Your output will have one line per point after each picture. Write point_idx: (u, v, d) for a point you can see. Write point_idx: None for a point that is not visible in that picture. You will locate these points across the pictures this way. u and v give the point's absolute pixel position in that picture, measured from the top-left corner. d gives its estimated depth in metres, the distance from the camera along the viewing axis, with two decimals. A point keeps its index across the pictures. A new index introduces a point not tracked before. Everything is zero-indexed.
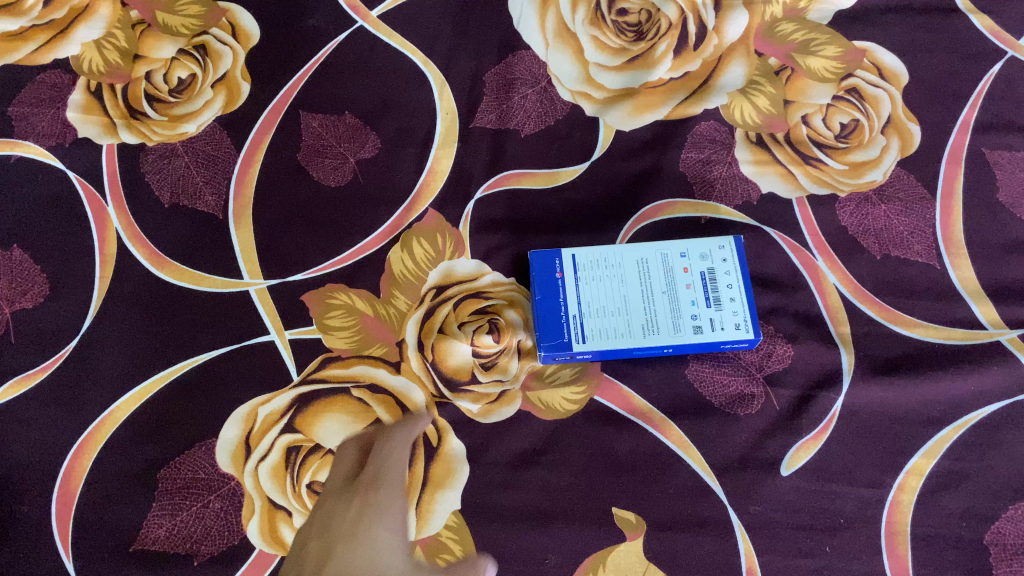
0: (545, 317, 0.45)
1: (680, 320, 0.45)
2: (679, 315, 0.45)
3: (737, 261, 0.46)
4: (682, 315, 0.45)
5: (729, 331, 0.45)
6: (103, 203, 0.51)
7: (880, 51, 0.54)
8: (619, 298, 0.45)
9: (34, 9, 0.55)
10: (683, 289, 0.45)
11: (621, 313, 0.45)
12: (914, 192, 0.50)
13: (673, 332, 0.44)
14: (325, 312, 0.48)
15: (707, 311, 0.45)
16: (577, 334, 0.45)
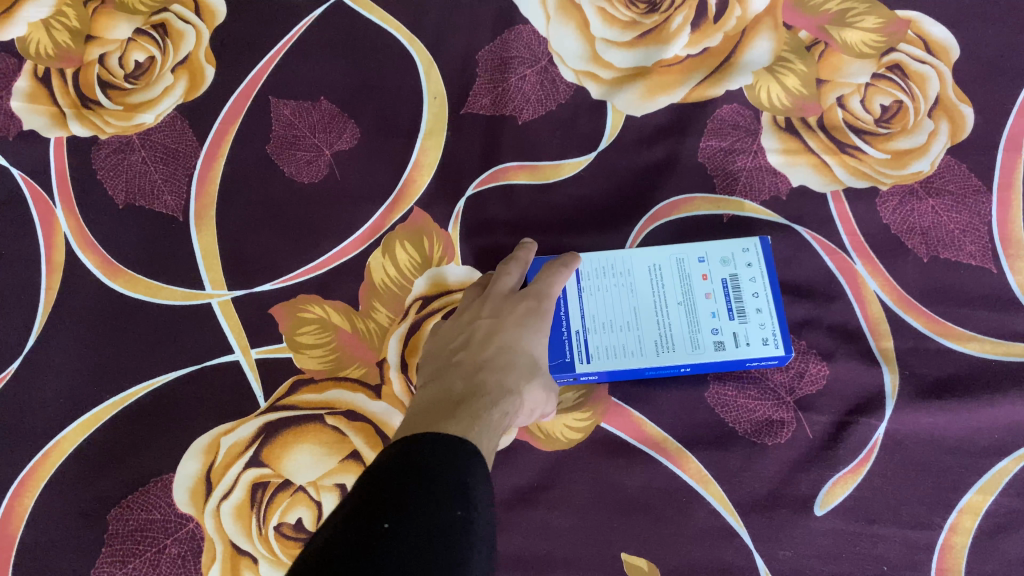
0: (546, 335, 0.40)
1: (699, 337, 0.39)
2: (696, 330, 0.39)
3: (765, 266, 0.40)
4: (700, 330, 0.39)
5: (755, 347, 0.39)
6: (50, 203, 0.45)
7: (927, 22, 0.47)
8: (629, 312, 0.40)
9: None
10: (703, 301, 0.39)
11: (630, 328, 0.39)
12: (967, 184, 0.44)
13: (691, 350, 0.39)
14: (296, 328, 0.42)
15: (730, 324, 0.39)
16: (581, 354, 0.39)
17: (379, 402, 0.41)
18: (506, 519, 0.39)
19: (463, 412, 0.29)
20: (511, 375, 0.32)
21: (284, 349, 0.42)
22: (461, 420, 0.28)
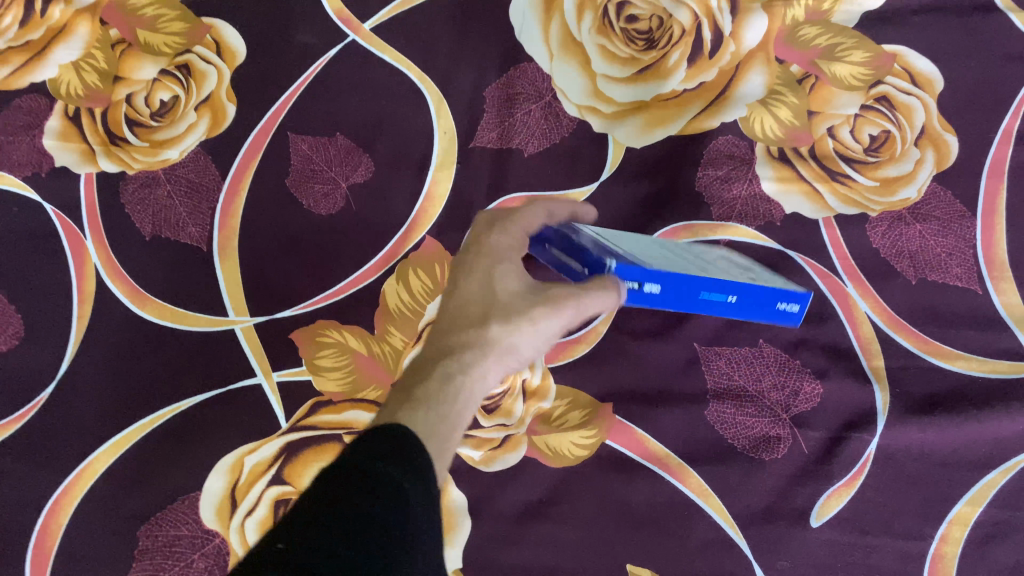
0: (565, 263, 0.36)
1: (729, 266, 0.39)
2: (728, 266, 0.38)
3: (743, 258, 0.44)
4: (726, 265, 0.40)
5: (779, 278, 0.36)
6: (81, 236, 0.48)
7: (912, 55, 0.49)
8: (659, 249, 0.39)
9: (9, 30, 0.53)
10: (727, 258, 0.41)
11: (664, 252, 0.39)
12: (953, 210, 0.46)
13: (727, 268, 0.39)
14: (315, 352, 0.45)
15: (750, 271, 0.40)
16: (629, 247, 0.37)
17: None
18: (517, 532, 0.41)
19: (416, 393, 0.32)
20: (475, 335, 0.35)
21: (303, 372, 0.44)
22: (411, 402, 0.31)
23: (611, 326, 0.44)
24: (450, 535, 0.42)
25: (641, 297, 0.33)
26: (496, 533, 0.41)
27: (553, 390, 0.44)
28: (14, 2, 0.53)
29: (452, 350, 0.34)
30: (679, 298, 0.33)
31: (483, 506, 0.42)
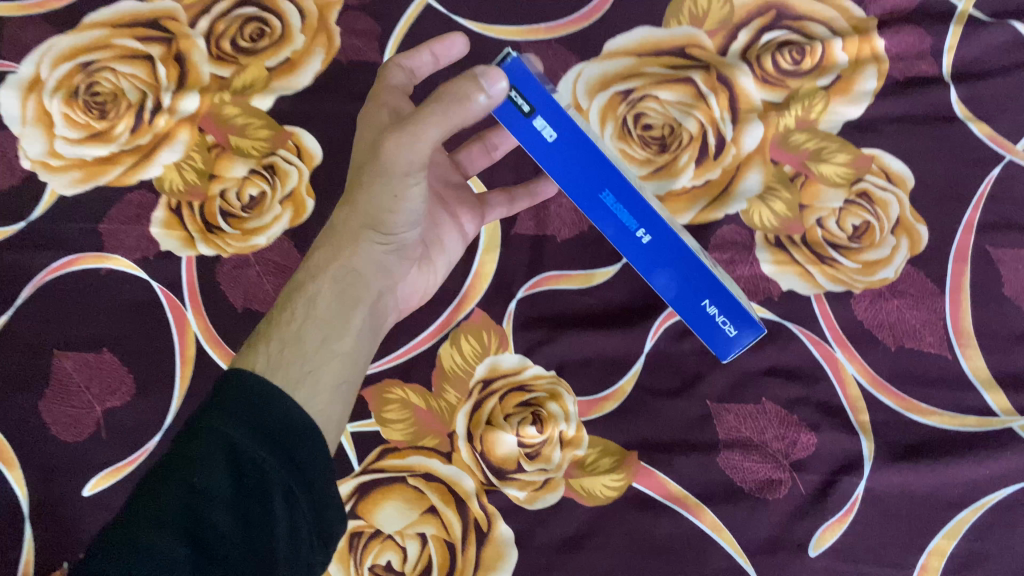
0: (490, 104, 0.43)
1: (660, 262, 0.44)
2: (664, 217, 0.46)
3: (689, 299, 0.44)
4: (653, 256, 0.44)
5: (731, 314, 0.44)
6: (183, 308, 0.56)
7: (887, 157, 0.58)
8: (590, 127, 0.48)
9: (122, 136, 0.63)
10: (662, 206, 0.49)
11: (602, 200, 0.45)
12: (925, 288, 0.54)
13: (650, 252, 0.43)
14: (382, 406, 0.52)
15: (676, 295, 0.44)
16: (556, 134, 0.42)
17: (450, 466, 0.51)
18: (557, 560, 0.48)
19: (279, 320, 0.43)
20: (322, 255, 0.45)
21: (372, 424, 0.52)
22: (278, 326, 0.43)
23: (636, 384, 0.52)
24: (500, 563, 0.48)
25: (546, 146, 0.42)
26: (539, 561, 0.48)
27: (586, 439, 0.51)
28: (127, 112, 0.63)
29: (308, 270, 0.45)
30: (577, 182, 0.43)
31: (527, 538, 0.49)
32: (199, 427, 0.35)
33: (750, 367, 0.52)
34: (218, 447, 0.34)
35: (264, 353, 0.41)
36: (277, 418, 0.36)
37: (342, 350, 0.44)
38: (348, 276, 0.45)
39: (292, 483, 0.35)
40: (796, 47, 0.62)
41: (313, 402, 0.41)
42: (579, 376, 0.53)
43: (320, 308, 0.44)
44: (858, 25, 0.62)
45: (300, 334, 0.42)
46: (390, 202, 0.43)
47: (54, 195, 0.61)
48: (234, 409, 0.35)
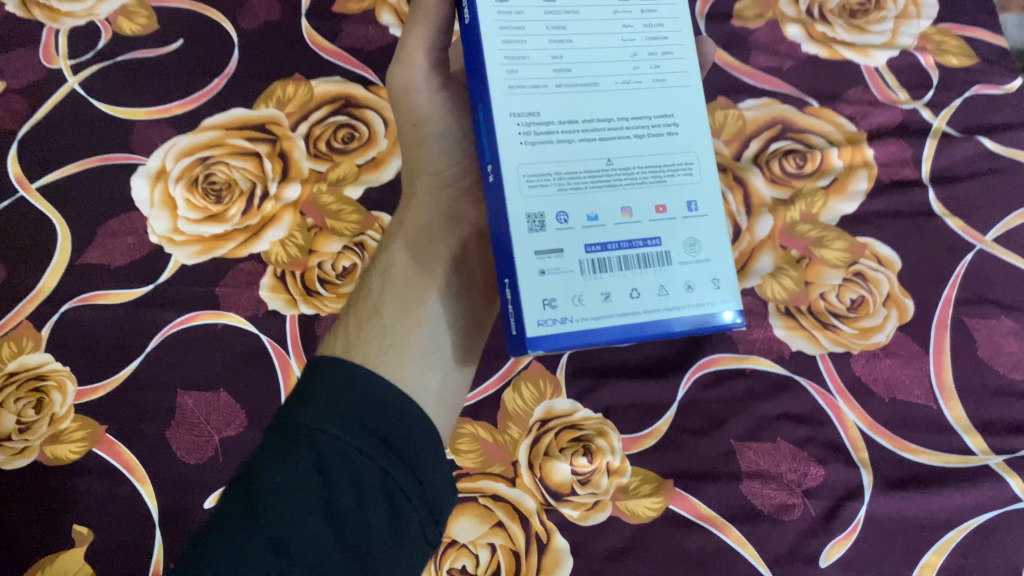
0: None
1: (579, 206, 0.40)
2: (566, 151, 0.40)
3: (619, 255, 0.40)
4: (582, 186, 0.40)
5: (536, 311, 0.38)
6: (287, 356, 0.68)
7: (878, 245, 0.70)
8: (608, 11, 0.42)
9: (235, 218, 0.74)
10: (634, 140, 0.41)
11: (570, 91, 0.41)
12: (913, 350, 0.65)
13: (553, 189, 0.40)
14: (456, 439, 0.62)
15: (591, 230, 0.40)
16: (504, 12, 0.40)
17: (514, 488, 0.60)
18: (607, 567, 0.57)
19: (361, 293, 0.53)
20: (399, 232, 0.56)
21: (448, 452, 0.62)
22: (362, 299, 0.52)
23: (670, 425, 0.62)
24: (558, 569, 0.57)
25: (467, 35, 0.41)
26: (591, 568, 0.57)
27: (629, 469, 0.61)
28: (238, 199, 0.75)
29: (383, 250, 0.56)
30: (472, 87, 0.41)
31: (580, 549, 0.58)
32: (290, 422, 0.38)
33: (767, 413, 0.62)
34: (303, 438, 0.38)
35: (350, 333, 0.49)
36: (365, 398, 0.40)
37: (427, 313, 0.51)
38: (415, 242, 0.55)
39: (383, 462, 0.38)
40: (797, 154, 0.76)
41: (412, 371, 0.48)
42: (622, 418, 0.63)
43: (395, 277, 0.52)
44: (849, 139, 0.77)
45: (380, 310, 0.50)
46: (422, 139, 0.56)
47: (177, 264, 0.72)
48: (318, 402, 0.39)
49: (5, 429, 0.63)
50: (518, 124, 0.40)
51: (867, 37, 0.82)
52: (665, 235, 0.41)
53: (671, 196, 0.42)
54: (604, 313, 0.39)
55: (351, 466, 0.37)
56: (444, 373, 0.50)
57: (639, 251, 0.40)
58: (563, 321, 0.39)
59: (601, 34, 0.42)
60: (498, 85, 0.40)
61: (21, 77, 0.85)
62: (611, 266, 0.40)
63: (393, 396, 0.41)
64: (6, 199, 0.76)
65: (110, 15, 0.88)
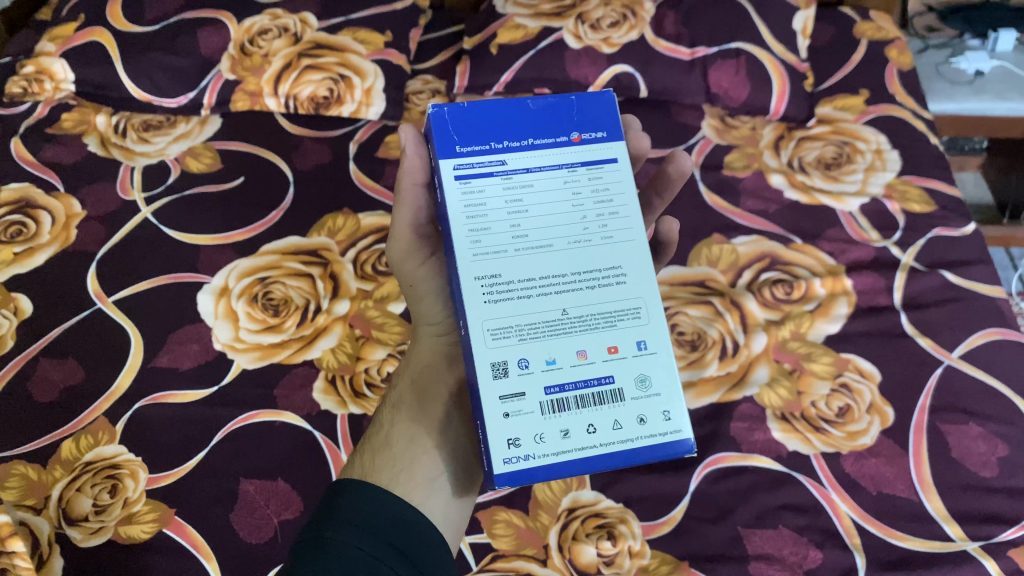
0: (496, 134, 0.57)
1: (541, 351, 0.50)
2: (527, 306, 0.51)
3: (575, 390, 0.49)
4: (543, 331, 0.50)
5: (500, 451, 0.47)
6: (338, 450, 0.75)
7: (859, 360, 0.80)
8: (559, 181, 0.54)
9: (290, 329, 0.84)
10: (587, 292, 0.52)
11: (528, 253, 0.52)
12: (894, 450, 0.73)
13: (515, 338, 0.50)
14: (492, 525, 0.69)
15: (553, 370, 0.49)
16: (465, 183, 0.53)
17: (546, 568, 0.66)
18: None
19: (372, 434, 0.60)
20: (401, 382, 0.64)
21: (484, 536, 0.68)
22: (372, 438, 0.59)
23: (684, 514, 0.70)
24: None
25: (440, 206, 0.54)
26: None
27: (649, 551, 0.67)
28: (294, 312, 0.85)
29: (391, 397, 0.64)
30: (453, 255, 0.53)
31: None
32: (320, 533, 0.45)
33: (769, 504, 0.70)
34: (334, 548, 0.44)
35: (364, 462, 0.56)
36: (382, 518, 0.47)
37: (432, 445, 0.57)
38: (422, 383, 0.62)
39: (402, 570, 0.45)
40: (785, 283, 0.87)
41: (423, 491, 0.54)
42: (640, 507, 0.70)
43: (404, 418, 0.60)
44: (830, 271, 0.89)
45: (391, 441, 0.58)
46: (420, 297, 0.65)
47: (239, 368, 0.81)
48: (345, 521, 0.46)
49: (83, 511, 0.70)
50: (482, 284, 0.51)
51: (840, 186, 0.98)
52: (618, 374, 0.50)
53: (623, 338, 0.51)
54: (564, 449, 0.48)
55: (376, 571, 0.43)
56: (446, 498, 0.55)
57: (594, 390, 0.49)
58: (527, 457, 0.48)
59: (551, 203, 0.54)
60: (463, 254, 0.51)
61: (98, 206, 0.96)
62: (569, 407, 0.49)
63: (405, 517, 0.48)
64: (83, 310, 0.85)
65: (178, 155, 1.03)
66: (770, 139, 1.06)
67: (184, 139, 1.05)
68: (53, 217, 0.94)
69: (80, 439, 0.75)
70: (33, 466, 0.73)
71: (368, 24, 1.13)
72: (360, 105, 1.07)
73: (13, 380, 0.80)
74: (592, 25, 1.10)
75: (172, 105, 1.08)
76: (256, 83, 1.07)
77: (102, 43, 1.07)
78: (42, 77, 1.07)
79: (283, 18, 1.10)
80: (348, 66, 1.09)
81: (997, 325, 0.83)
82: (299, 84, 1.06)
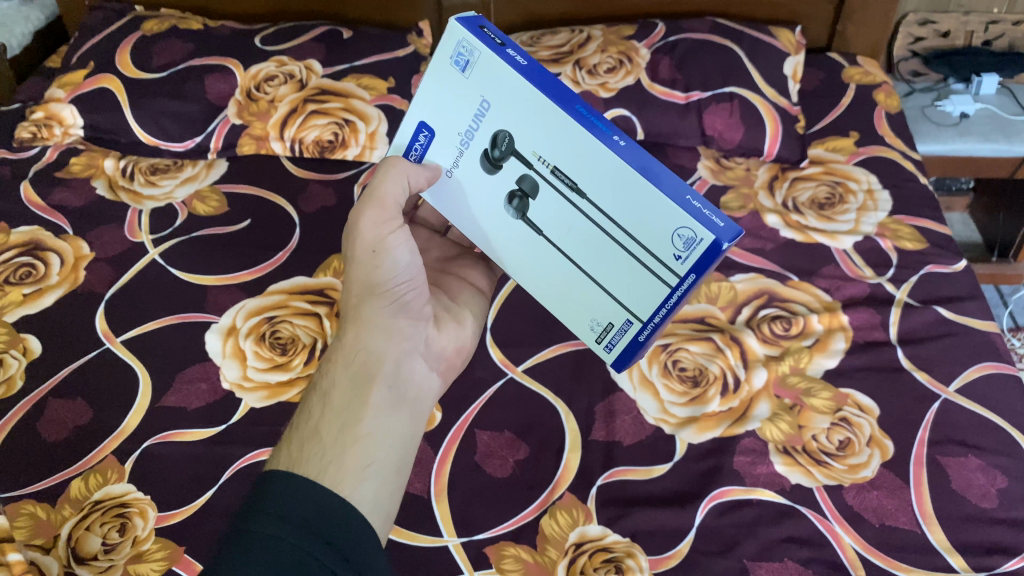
0: (445, 90, 0.59)
1: None
2: None
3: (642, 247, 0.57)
4: None
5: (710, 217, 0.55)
6: None
7: (858, 395, 0.82)
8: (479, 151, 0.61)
9: (297, 367, 0.84)
10: None
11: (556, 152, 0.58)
12: (895, 482, 0.74)
13: None
14: (501, 559, 0.69)
15: None
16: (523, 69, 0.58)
17: None
18: None
19: (300, 421, 0.54)
20: (330, 360, 0.57)
21: (493, 571, 0.69)
22: (300, 426, 0.54)
23: (690, 547, 0.70)
24: None
25: (530, 67, 0.57)
26: None
27: None
28: (301, 351, 0.86)
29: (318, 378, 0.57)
30: (560, 99, 0.55)
31: None
32: (245, 530, 0.43)
33: (774, 536, 0.71)
34: (259, 541, 0.42)
35: (292, 449, 0.51)
36: (312, 509, 0.45)
37: (366, 433, 0.53)
38: (355, 364, 0.56)
39: (325, 559, 0.43)
40: (783, 319, 0.89)
41: (353, 481, 0.50)
42: (648, 541, 0.70)
43: (335, 402, 0.54)
44: (827, 307, 0.91)
45: (319, 431, 0.52)
46: (363, 263, 0.58)
47: (248, 407, 0.81)
48: (270, 512, 0.44)
49: (92, 549, 0.70)
50: None
51: (834, 225, 1.01)
52: None
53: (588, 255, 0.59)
54: None
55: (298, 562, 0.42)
56: (382, 484, 0.52)
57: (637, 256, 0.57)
58: None
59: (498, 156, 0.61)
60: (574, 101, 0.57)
61: (107, 248, 0.97)
62: None
63: (334, 510, 0.46)
64: (91, 350, 0.86)
65: (186, 199, 1.05)
66: (764, 179, 1.09)
67: (191, 182, 1.08)
68: (62, 259, 0.95)
69: (89, 478, 0.75)
70: (42, 505, 0.73)
71: (371, 71, 1.16)
72: (365, 149, 1.10)
73: (22, 420, 0.80)
74: (589, 70, 1.14)
75: (179, 149, 1.11)
76: (262, 128, 1.10)
77: (112, 90, 1.11)
78: (51, 123, 1.10)
79: (288, 65, 1.14)
80: (352, 110, 1.12)
81: (991, 359, 0.85)
82: (304, 129, 1.10)
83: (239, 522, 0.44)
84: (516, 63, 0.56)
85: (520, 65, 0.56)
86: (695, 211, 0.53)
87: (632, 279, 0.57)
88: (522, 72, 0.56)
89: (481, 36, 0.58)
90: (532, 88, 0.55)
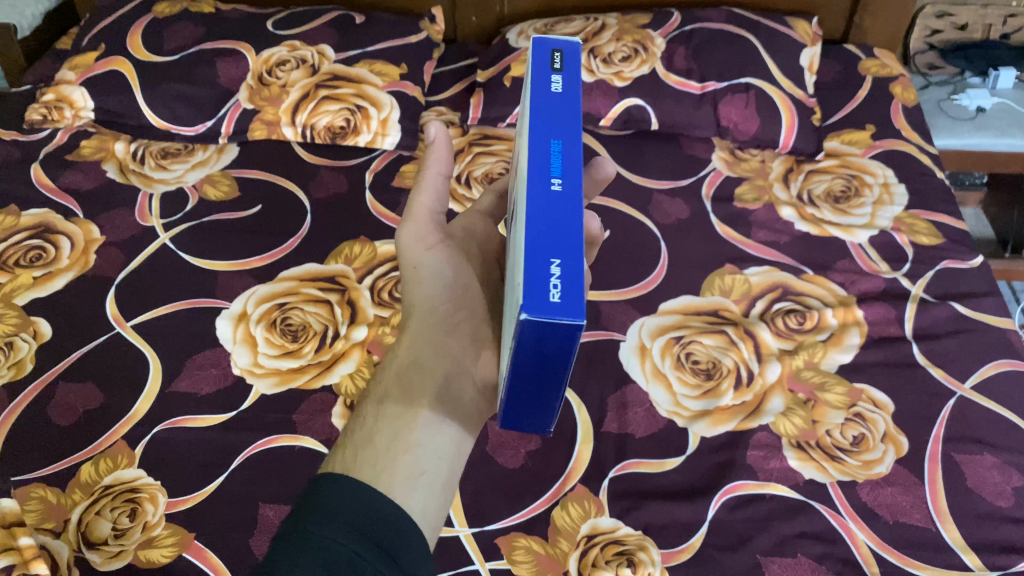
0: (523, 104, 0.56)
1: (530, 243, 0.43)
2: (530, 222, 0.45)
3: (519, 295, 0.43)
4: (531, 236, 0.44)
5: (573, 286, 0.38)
6: None
7: (873, 390, 0.81)
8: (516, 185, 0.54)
9: (308, 354, 0.84)
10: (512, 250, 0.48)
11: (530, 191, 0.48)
12: (910, 479, 0.74)
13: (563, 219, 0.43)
14: (512, 551, 0.69)
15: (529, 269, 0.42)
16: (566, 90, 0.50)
17: None
18: None
19: (354, 431, 0.50)
20: (384, 370, 0.54)
21: (505, 563, 0.68)
22: (354, 435, 0.50)
23: (702, 541, 0.70)
24: None
25: (559, 98, 0.49)
26: None
27: None
28: (313, 338, 0.85)
29: (371, 389, 0.54)
30: (542, 130, 0.46)
31: None
32: (301, 528, 0.40)
33: (787, 532, 0.70)
34: (314, 543, 0.40)
35: (344, 455, 0.48)
36: (367, 513, 0.43)
37: (418, 443, 0.49)
38: (405, 372, 0.52)
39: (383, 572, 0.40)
40: (797, 313, 0.88)
41: (403, 489, 0.46)
42: (660, 534, 0.70)
43: (388, 410, 0.50)
44: (841, 301, 0.90)
45: (373, 438, 0.49)
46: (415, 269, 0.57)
47: (259, 393, 0.81)
48: (324, 513, 0.41)
49: (102, 534, 0.70)
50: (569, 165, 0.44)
51: (849, 219, 1.00)
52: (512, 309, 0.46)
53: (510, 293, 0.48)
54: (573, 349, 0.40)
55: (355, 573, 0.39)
56: (431, 498, 0.47)
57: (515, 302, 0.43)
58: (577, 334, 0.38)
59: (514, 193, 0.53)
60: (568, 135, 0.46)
61: (118, 232, 0.97)
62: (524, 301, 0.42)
63: (389, 515, 0.43)
64: (101, 334, 0.86)
65: (196, 183, 1.04)
66: (779, 171, 1.08)
67: (201, 167, 1.07)
68: (73, 242, 0.95)
69: (99, 462, 0.75)
70: (53, 489, 0.73)
71: (384, 57, 1.15)
72: (376, 135, 1.09)
73: (33, 403, 0.80)
74: (604, 59, 1.13)
75: (190, 133, 1.10)
76: (273, 113, 1.09)
77: (123, 73, 1.10)
78: (62, 105, 1.10)
79: (300, 50, 1.13)
80: (364, 96, 1.11)
81: (1006, 356, 0.85)
82: (316, 114, 1.09)
83: (294, 520, 0.41)
84: (549, 92, 0.49)
85: (556, 93, 0.49)
86: (536, 265, 0.38)
87: (508, 328, 0.44)
88: (551, 100, 0.48)
89: (556, 57, 0.52)
90: (536, 109, 0.48)
